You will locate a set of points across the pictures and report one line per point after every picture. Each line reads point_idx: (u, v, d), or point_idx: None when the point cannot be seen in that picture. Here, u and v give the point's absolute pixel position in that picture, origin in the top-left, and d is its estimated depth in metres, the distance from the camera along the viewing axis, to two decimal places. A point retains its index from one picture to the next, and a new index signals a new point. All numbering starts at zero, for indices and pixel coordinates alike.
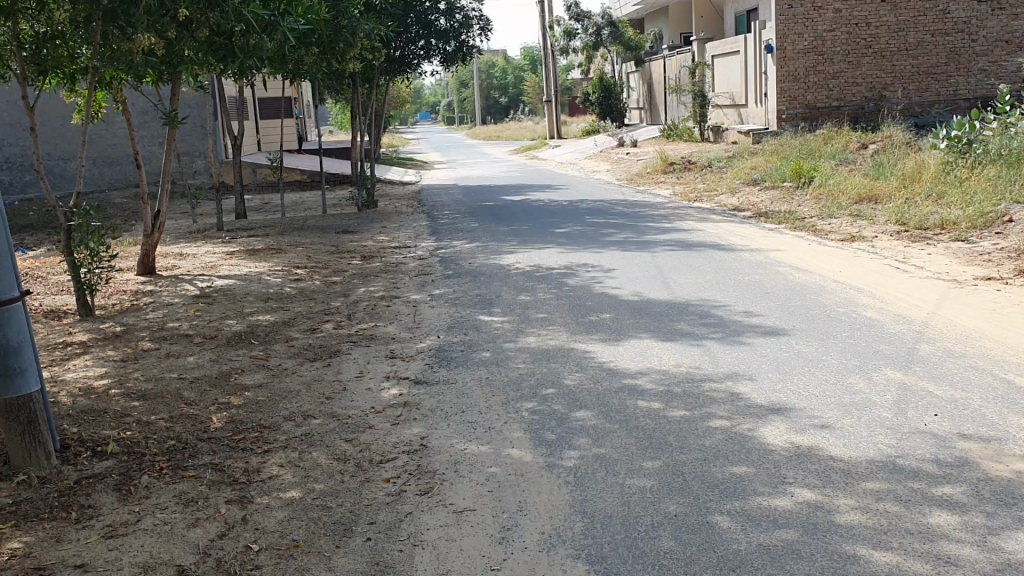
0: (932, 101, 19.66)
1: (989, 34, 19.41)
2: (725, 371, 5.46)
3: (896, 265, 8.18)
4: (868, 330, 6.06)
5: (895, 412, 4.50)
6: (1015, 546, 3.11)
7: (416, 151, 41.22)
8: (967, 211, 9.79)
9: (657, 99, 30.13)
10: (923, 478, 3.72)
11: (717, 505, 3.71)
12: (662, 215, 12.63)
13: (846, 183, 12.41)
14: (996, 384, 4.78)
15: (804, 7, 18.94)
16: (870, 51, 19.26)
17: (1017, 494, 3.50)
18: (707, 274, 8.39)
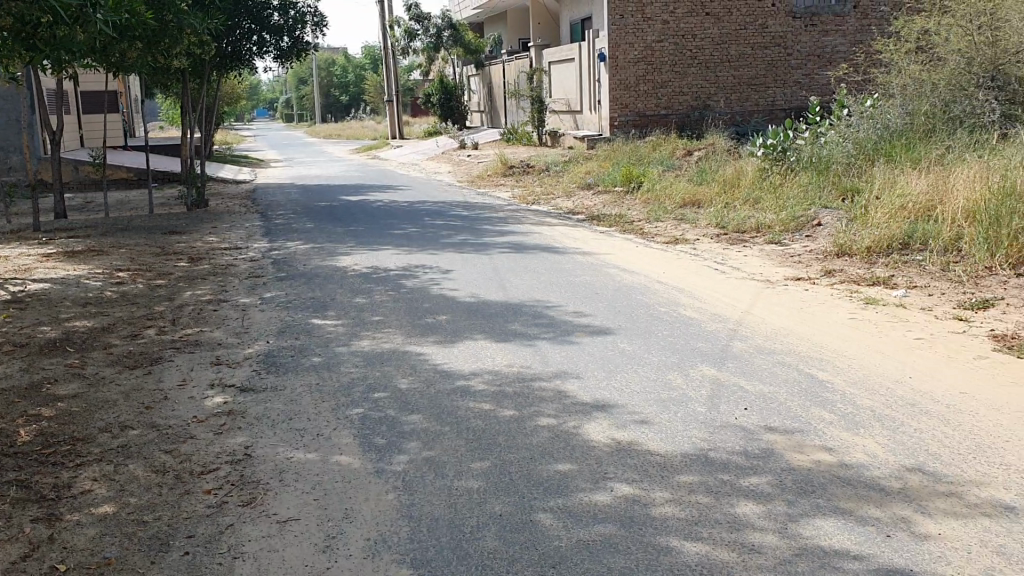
0: (752, 110, 20.73)
1: (802, 49, 20.65)
2: (553, 371, 5.57)
3: (716, 267, 8.59)
4: (687, 329, 6.33)
5: (709, 407, 4.72)
6: (812, 532, 3.31)
7: (253, 151, 37.92)
8: (780, 216, 10.41)
9: (497, 102, 30.48)
10: (732, 470, 3.92)
11: (541, 503, 3.77)
12: (500, 217, 12.79)
13: (672, 188, 12.94)
14: (801, 379, 5.08)
15: (634, 17, 19.60)
16: (695, 62, 20.11)
17: (817, 482, 3.74)
18: (541, 275, 8.56)
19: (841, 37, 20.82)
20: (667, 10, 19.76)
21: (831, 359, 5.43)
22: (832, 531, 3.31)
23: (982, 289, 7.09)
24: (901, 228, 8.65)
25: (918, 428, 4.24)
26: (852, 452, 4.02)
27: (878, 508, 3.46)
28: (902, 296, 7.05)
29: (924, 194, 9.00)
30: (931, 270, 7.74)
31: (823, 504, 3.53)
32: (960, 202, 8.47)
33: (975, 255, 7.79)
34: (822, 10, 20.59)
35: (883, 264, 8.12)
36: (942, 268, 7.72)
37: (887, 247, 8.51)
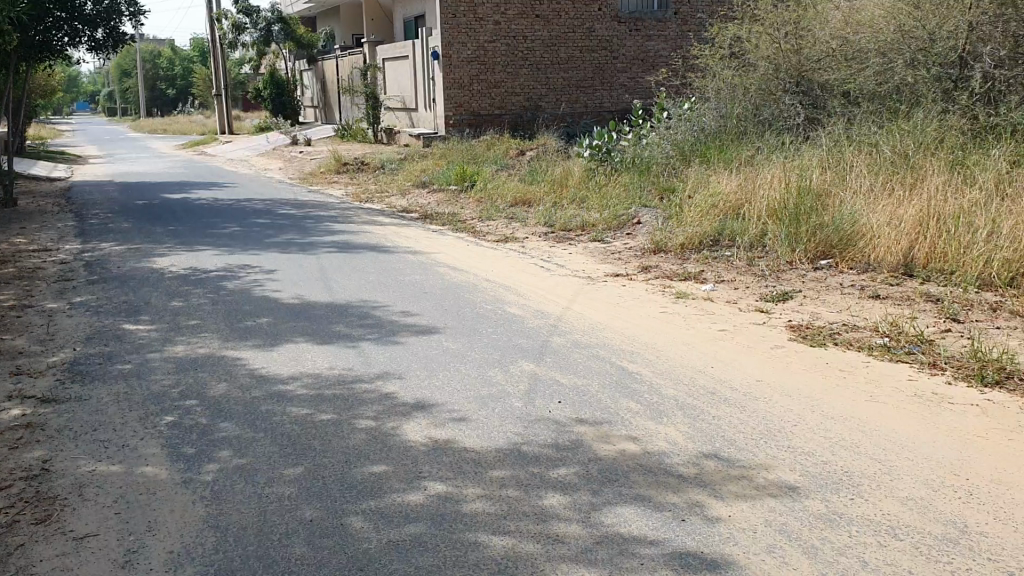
0: (581, 112, 21.27)
1: (627, 53, 21.37)
2: (375, 371, 5.51)
3: (541, 264, 8.74)
4: (510, 326, 6.41)
5: (525, 401, 4.81)
6: (613, 520, 3.44)
7: (82, 151, 32.62)
8: (604, 215, 10.75)
9: (331, 98, 29.98)
10: (542, 462, 4.02)
11: (353, 506, 3.73)
12: (330, 216, 12.58)
13: (503, 188, 13.10)
14: (615, 371, 5.27)
15: (466, 17, 19.67)
16: (527, 62, 20.42)
17: (621, 471, 3.88)
18: (368, 275, 8.47)
19: (662, 43, 21.67)
20: (498, 10, 19.94)
21: (643, 352, 5.64)
22: (632, 519, 3.43)
23: (783, 282, 7.56)
24: (712, 225, 9.10)
25: (716, 415, 4.48)
26: (655, 440, 4.19)
27: (676, 494, 3.63)
28: (711, 290, 7.42)
29: (733, 193, 9.49)
30: (739, 265, 8.18)
31: (625, 493, 3.66)
32: (764, 200, 8.99)
33: (778, 250, 8.29)
34: (645, 15, 21.40)
35: (695, 260, 8.52)
36: (749, 263, 8.17)
37: (699, 244, 8.95)
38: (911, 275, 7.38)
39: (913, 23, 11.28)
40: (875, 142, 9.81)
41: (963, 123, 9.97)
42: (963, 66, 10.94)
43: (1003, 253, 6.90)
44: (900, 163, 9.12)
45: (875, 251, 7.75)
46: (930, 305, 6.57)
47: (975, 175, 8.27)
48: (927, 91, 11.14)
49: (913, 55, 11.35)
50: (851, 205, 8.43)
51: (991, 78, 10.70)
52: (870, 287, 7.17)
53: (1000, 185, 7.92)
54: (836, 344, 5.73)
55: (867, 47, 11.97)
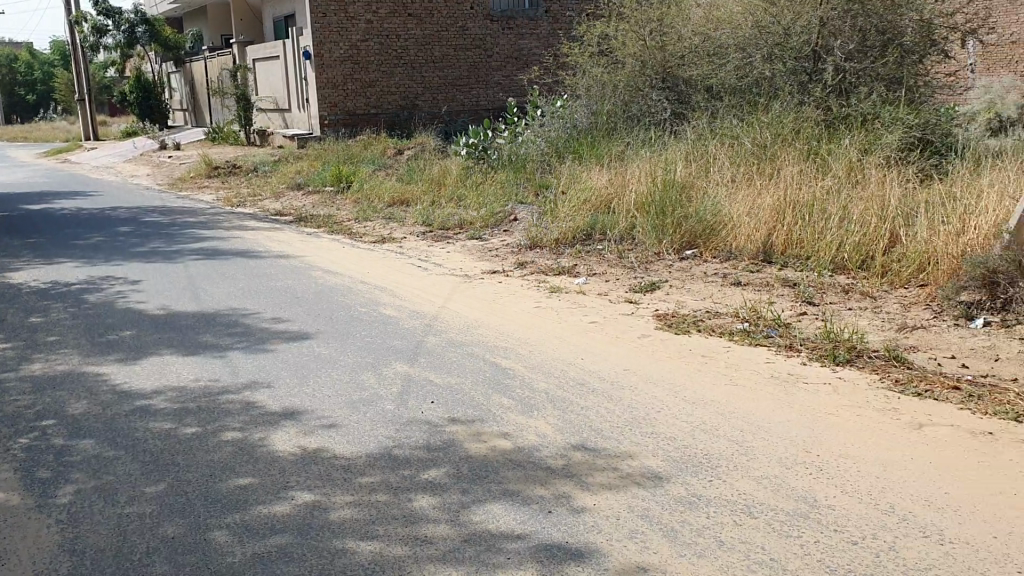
0: (458, 110, 21.28)
1: (501, 51, 21.49)
2: (243, 382, 5.38)
3: (417, 264, 8.71)
4: (383, 328, 6.35)
5: (397, 404, 4.77)
6: (481, 518, 3.45)
7: None
8: (481, 212, 10.78)
9: (201, 100, 29.10)
10: (413, 465, 4.00)
11: (217, 520, 3.64)
12: (200, 222, 12.21)
13: (380, 188, 12.97)
14: (487, 368, 5.28)
15: (337, 16, 19.37)
16: (401, 61, 20.29)
17: (490, 468, 3.90)
18: (239, 282, 8.27)
19: (535, 40, 21.88)
20: (369, 9, 19.72)
21: (516, 347, 5.68)
22: (499, 514, 3.46)
23: (652, 273, 7.76)
24: (584, 220, 9.26)
25: (585, 406, 4.56)
26: (525, 435, 4.24)
27: (544, 487, 3.67)
28: (583, 283, 7.55)
29: (604, 188, 9.68)
30: (610, 258, 8.34)
31: (494, 489, 3.68)
32: (633, 194, 9.20)
33: (647, 243, 8.52)
34: (517, 14, 21.55)
35: (569, 255, 8.63)
36: (620, 255, 8.35)
37: (572, 238, 9.07)
38: (770, 262, 7.69)
39: (769, 18, 11.72)
40: (737, 135, 10.14)
41: (817, 114, 10.41)
42: (816, 61, 11.58)
43: (854, 237, 7.26)
44: (759, 155, 9.46)
45: (737, 239, 8.03)
46: (787, 290, 6.86)
47: (829, 163, 8.67)
48: (784, 84, 11.63)
49: (770, 50, 11.77)
50: (714, 197, 8.72)
51: (842, 70, 11.38)
52: (733, 274, 7.43)
53: (850, 172, 8.32)
54: (700, 331, 5.90)
55: (727, 42, 12.34)
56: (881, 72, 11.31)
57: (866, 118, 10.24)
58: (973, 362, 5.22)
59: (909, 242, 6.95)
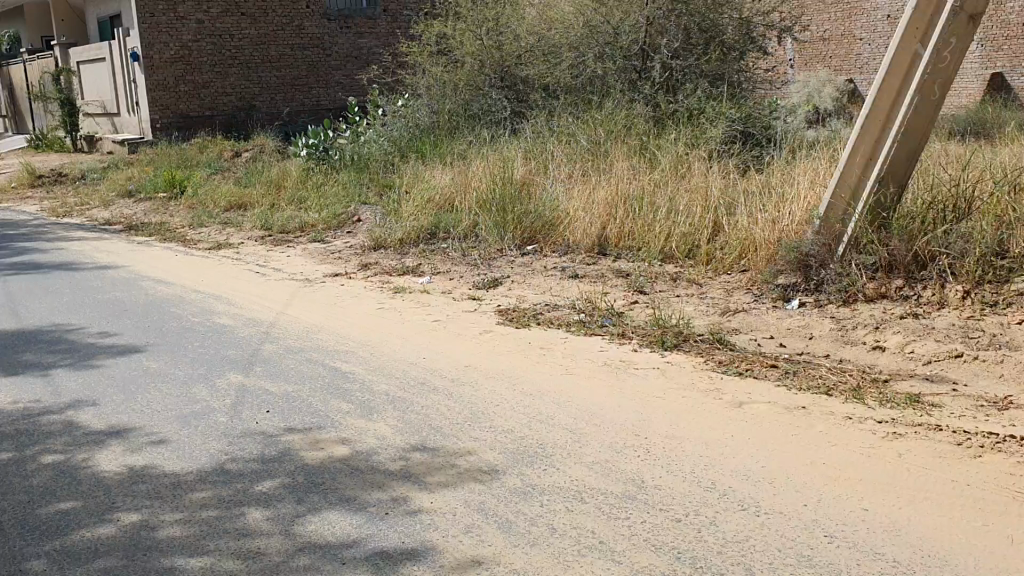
0: (298, 111, 20.90)
1: (340, 51, 21.28)
2: (66, 402, 5.10)
3: (255, 270, 8.49)
4: (217, 338, 6.16)
5: (231, 416, 4.65)
6: (313, 527, 3.40)
7: None
8: (322, 214, 10.61)
9: (20, 105, 27.37)
10: (247, 477, 3.90)
11: (34, 549, 3.43)
12: (20, 234, 11.48)
13: (216, 193, 12.56)
14: (324, 373, 5.21)
15: (165, 16, 18.62)
16: (235, 62, 19.71)
17: (325, 476, 3.85)
18: (63, 296, 7.83)
19: (374, 39, 21.71)
20: (200, 9, 19.03)
21: (357, 350, 5.63)
22: (334, 521, 3.43)
23: (493, 269, 7.84)
24: (427, 219, 9.24)
25: (425, 405, 4.57)
26: (363, 439, 4.21)
27: (380, 491, 3.66)
28: (426, 282, 7.54)
29: (446, 187, 9.72)
30: (454, 256, 8.37)
31: (329, 496, 3.65)
32: (474, 193, 9.27)
33: (488, 240, 8.60)
34: (354, 13, 21.29)
35: (413, 254, 8.61)
36: (463, 253, 8.38)
37: (416, 238, 9.03)
38: (605, 254, 7.92)
39: (598, 19, 12.10)
40: (573, 132, 10.36)
41: (647, 111, 10.79)
42: (644, 59, 12.02)
43: (682, 227, 7.58)
44: (594, 151, 9.71)
45: (574, 234, 8.22)
46: (621, 281, 7.09)
47: (658, 158, 8.99)
48: (616, 81, 12.02)
49: (601, 49, 12.16)
50: (552, 193, 8.91)
51: (669, 68, 11.87)
52: (571, 268, 7.61)
53: (678, 166, 8.67)
54: (538, 324, 6.03)
55: (560, 42, 12.62)
56: (705, 70, 11.92)
57: (692, 114, 10.68)
58: (790, 341, 5.56)
59: (732, 230, 7.29)
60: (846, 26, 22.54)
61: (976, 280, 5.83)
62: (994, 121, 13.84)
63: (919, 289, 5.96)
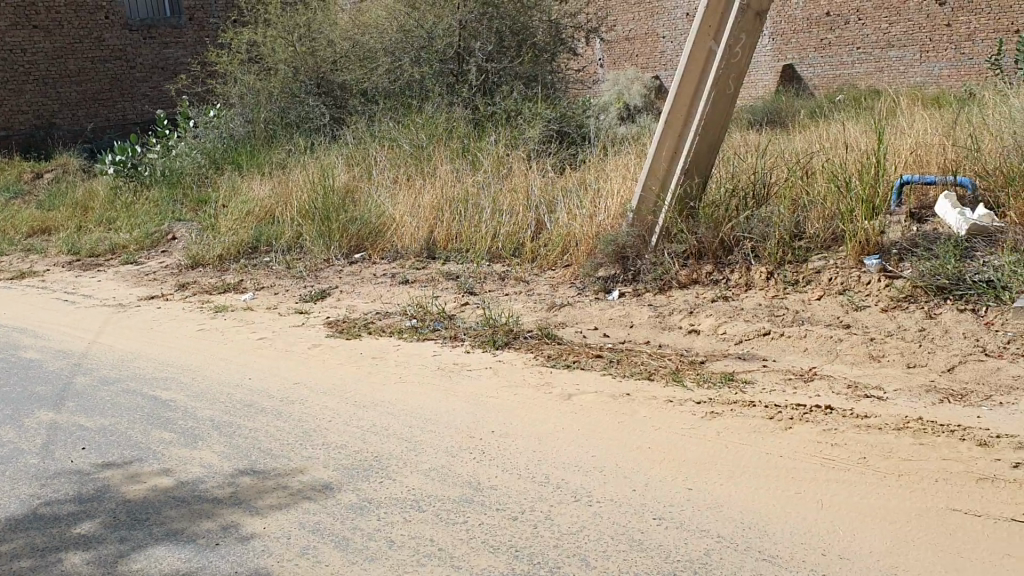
0: (103, 127, 19.86)
1: (145, 62, 20.31)
2: None
3: (62, 299, 7.99)
4: (24, 374, 5.75)
5: (42, 456, 4.35)
6: (140, 565, 3.24)
7: None
8: (134, 234, 10.11)
9: None
10: (63, 521, 3.66)
11: None
12: None
13: (16, 218, 11.71)
14: (144, 403, 4.96)
15: None
16: (30, 78, 18.47)
17: (150, 510, 3.68)
18: None
19: (181, 49, 20.86)
20: None
21: (178, 375, 5.40)
22: (161, 557, 3.28)
23: (320, 281, 7.70)
24: (248, 234, 8.97)
25: (253, 428, 4.42)
26: (189, 468, 4.04)
27: (210, 520, 3.53)
28: (249, 299, 7.32)
29: (266, 200, 9.48)
30: (278, 270, 8.16)
31: (154, 532, 3.48)
32: (295, 204, 9.06)
33: (313, 250, 8.43)
34: (158, 22, 20.40)
35: (234, 271, 8.33)
36: (287, 266, 8.18)
37: (236, 253, 8.74)
38: (434, 257, 7.93)
39: (412, 23, 12.18)
40: (394, 137, 10.30)
41: (465, 113, 10.87)
42: (460, 62, 12.16)
43: (506, 227, 7.70)
44: (416, 155, 9.71)
45: (401, 239, 8.19)
46: (450, 284, 7.11)
47: (479, 160, 9.09)
48: (433, 85, 12.06)
49: (417, 53, 12.18)
50: (375, 200, 8.83)
51: (484, 70, 12.04)
52: (400, 274, 7.58)
53: (499, 167, 8.79)
54: (369, 334, 5.97)
55: (375, 46, 12.56)
56: (519, 71, 12.19)
57: (510, 115, 10.85)
58: (613, 331, 5.75)
59: (553, 227, 7.46)
60: (649, 24, 23.49)
61: (777, 261, 6.19)
62: (787, 110, 14.76)
63: (727, 273, 6.29)
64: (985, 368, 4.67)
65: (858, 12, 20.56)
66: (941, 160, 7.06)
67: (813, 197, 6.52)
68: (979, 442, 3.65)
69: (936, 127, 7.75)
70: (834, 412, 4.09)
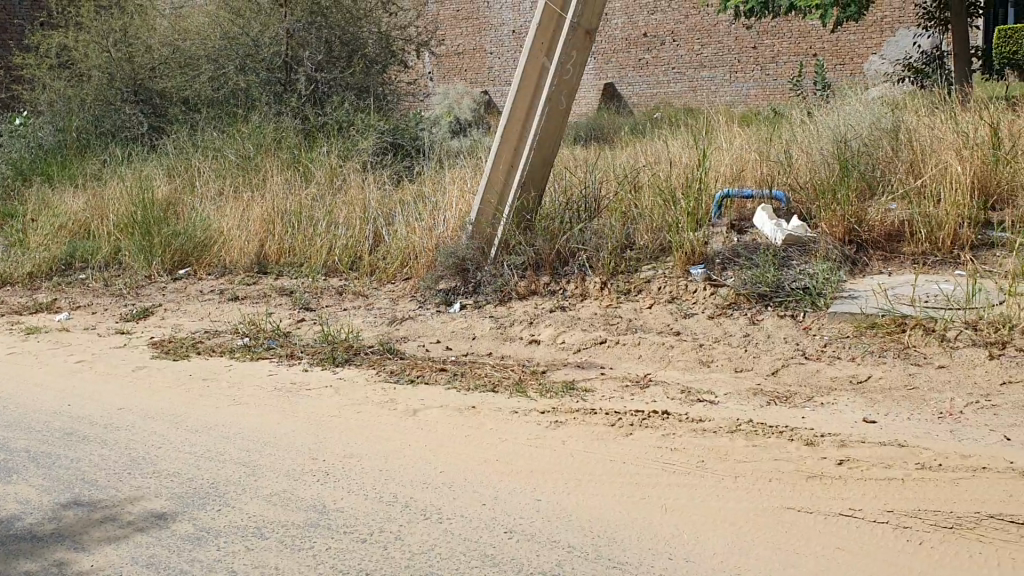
0: None
1: None
2: None
3: None
4: None
5: None
6: None
7: None
8: None
9: None
10: None
11: None
12: None
13: None
14: None
15: None
16: None
17: None
18: None
19: None
20: None
21: None
22: None
23: (143, 299, 7.30)
24: (61, 250, 8.39)
25: (75, 458, 4.11)
26: (3, 505, 3.70)
27: (31, 561, 3.24)
28: (65, 319, 6.84)
29: (81, 213, 8.91)
30: (94, 288, 7.67)
31: None
32: (112, 218, 8.55)
33: (134, 266, 7.98)
34: None
35: (47, 289, 7.77)
36: (105, 284, 7.71)
37: (48, 271, 8.15)
38: (266, 272, 7.69)
39: (236, 30, 11.81)
40: (219, 147, 9.94)
41: (294, 123, 10.61)
42: (288, 72, 11.86)
43: (342, 240, 7.56)
44: (243, 166, 9.39)
45: (229, 254, 7.89)
46: (284, 299, 6.91)
47: (311, 171, 8.88)
48: (260, 94, 11.67)
49: (241, 61, 11.81)
50: (201, 213, 8.46)
51: (313, 80, 11.81)
52: (229, 290, 7.29)
53: (332, 179, 8.64)
54: (199, 353, 5.69)
55: (197, 53, 12.07)
56: (349, 82, 12.00)
57: (341, 127, 10.69)
58: (455, 344, 5.74)
59: (391, 240, 7.38)
60: (477, 40, 23.76)
61: (611, 272, 6.35)
62: (610, 127, 15.24)
63: (563, 284, 6.40)
64: (805, 371, 4.94)
65: (672, 34, 21.54)
66: (756, 175, 7.46)
67: (642, 210, 6.73)
68: (806, 442, 3.85)
69: (750, 143, 8.19)
70: (671, 417, 4.22)
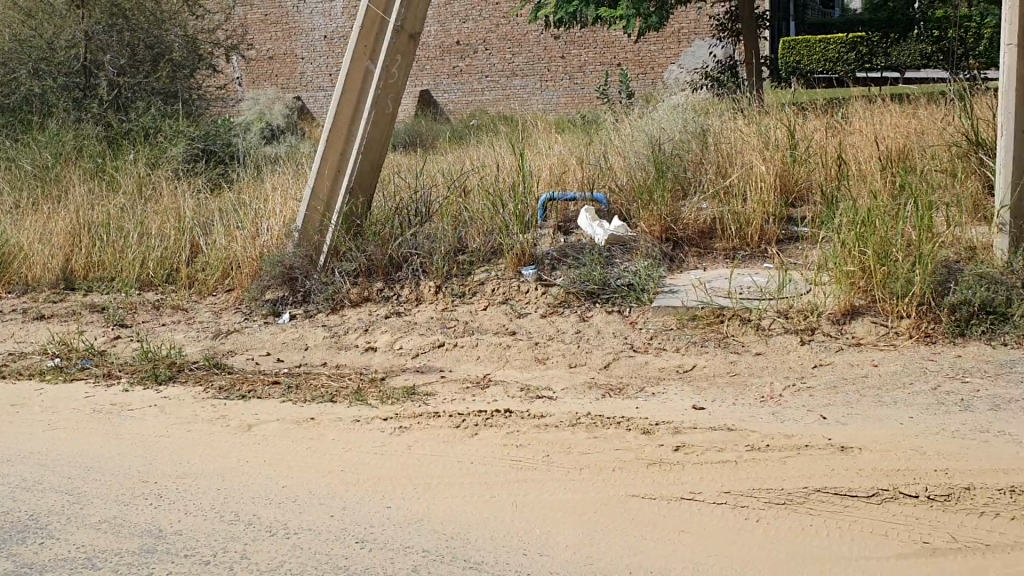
0: None
1: None
2: None
3: None
4: None
5: None
6: None
7: None
8: None
9: None
10: None
11: None
12: None
13: None
14: None
15: None
16: None
17: None
18: None
19: None
20: None
21: None
22: None
23: None
24: None
25: None
26: None
27: None
28: None
29: None
30: None
31: None
32: None
33: None
34: None
35: None
36: None
37: None
38: (73, 288, 7.20)
39: (27, 32, 11.02)
40: (12, 156, 9.23)
41: (97, 130, 10.00)
42: (87, 76, 11.18)
43: (157, 252, 7.18)
44: (41, 177, 8.76)
45: (30, 271, 7.32)
46: (96, 316, 6.50)
47: (118, 180, 8.40)
48: (56, 100, 10.76)
49: (35, 66, 10.88)
50: None
51: (115, 85, 11.18)
52: (33, 308, 6.78)
53: (142, 189, 8.21)
54: (4, 378, 5.26)
55: None
56: (155, 87, 11.43)
57: (147, 133, 10.16)
58: (287, 354, 5.59)
59: (211, 250, 7.08)
60: (288, 45, 23.21)
61: (443, 276, 6.35)
62: (427, 133, 15.26)
63: (396, 289, 6.35)
64: (635, 363, 5.12)
65: (485, 43, 21.81)
66: (576, 178, 7.67)
67: (471, 213, 6.77)
68: (643, 431, 3.99)
69: (568, 148, 8.41)
70: (513, 415, 4.27)
